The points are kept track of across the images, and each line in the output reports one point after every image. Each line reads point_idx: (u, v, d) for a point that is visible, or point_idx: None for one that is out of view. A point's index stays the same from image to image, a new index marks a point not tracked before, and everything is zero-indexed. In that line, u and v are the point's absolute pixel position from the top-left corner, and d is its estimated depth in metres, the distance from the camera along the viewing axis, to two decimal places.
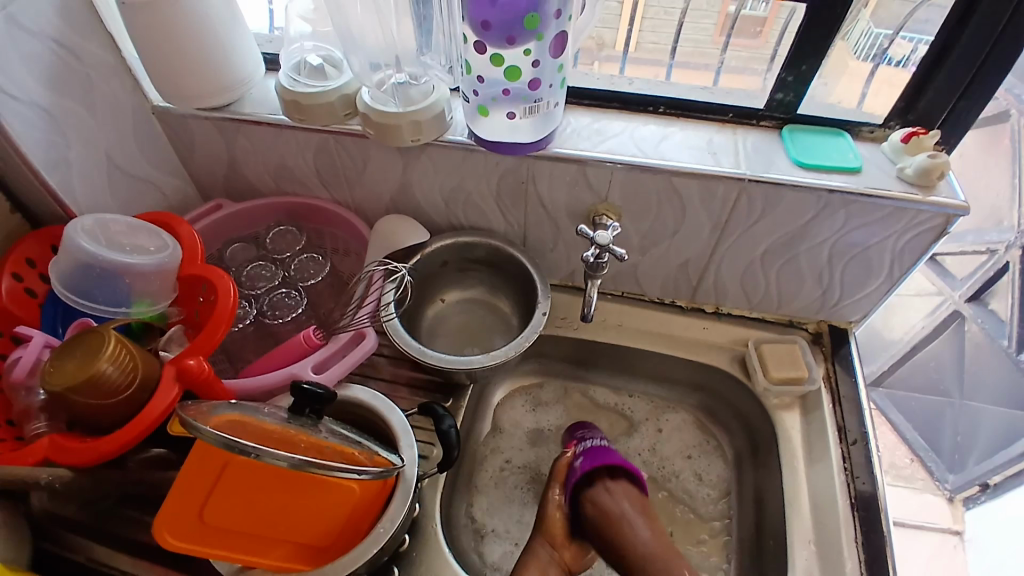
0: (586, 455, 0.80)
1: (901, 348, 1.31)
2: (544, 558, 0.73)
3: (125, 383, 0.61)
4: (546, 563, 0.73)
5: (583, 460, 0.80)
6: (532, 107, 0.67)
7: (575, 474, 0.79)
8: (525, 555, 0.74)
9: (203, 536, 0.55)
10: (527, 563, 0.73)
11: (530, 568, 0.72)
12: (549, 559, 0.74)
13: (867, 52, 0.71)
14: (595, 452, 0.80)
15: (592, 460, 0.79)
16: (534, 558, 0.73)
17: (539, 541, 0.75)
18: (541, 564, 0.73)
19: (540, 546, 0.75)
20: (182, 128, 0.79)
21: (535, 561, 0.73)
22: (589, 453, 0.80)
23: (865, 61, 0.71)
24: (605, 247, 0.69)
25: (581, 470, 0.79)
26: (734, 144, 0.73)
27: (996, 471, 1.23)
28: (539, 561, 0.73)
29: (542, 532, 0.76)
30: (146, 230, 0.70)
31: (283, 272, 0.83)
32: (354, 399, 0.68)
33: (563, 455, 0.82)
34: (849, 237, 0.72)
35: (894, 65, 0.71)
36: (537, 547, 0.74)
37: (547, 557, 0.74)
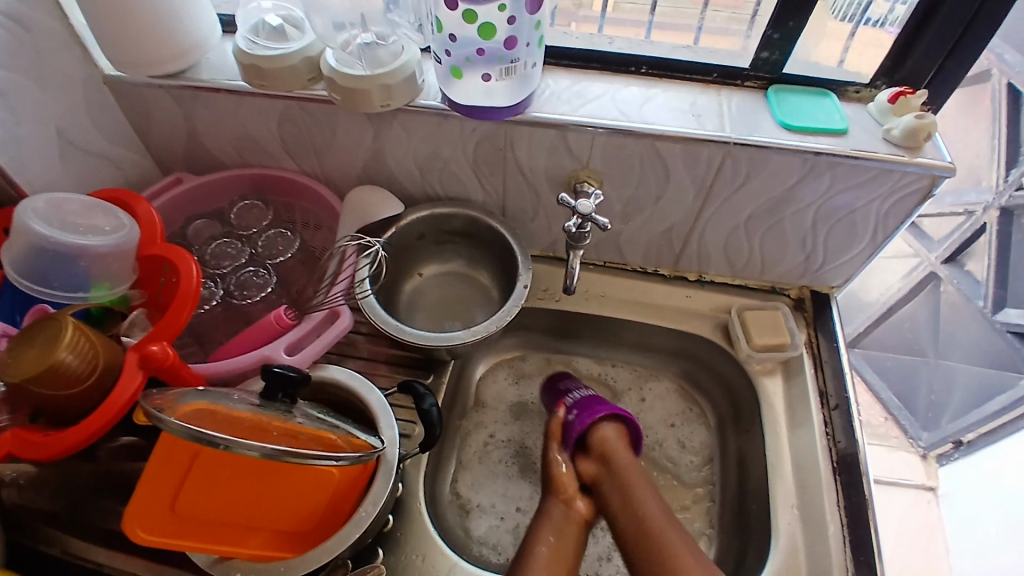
0: (578, 408, 0.77)
1: (878, 308, 1.32)
2: (558, 517, 0.69)
3: (87, 372, 0.58)
4: (562, 523, 0.69)
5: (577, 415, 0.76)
6: (509, 69, 0.63)
7: (573, 428, 0.75)
8: (539, 517, 0.70)
9: (177, 530, 0.53)
10: (541, 527, 0.68)
11: (544, 530, 0.68)
12: (565, 517, 0.69)
13: (845, 12, 0.69)
14: (586, 403, 0.77)
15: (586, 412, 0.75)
16: (549, 519, 0.69)
17: (551, 501, 0.71)
18: (558, 525, 0.69)
19: (553, 506, 0.70)
20: (136, 98, 0.74)
21: (550, 522, 0.69)
22: (582, 406, 0.77)
23: (843, 22, 0.69)
24: (587, 217, 0.67)
25: (578, 424, 0.75)
26: (719, 105, 0.71)
27: (969, 429, 1.26)
28: (552, 519, 0.69)
29: (553, 490, 0.72)
30: (103, 209, 0.65)
31: (250, 249, 0.79)
32: (330, 379, 0.66)
33: (556, 414, 0.78)
34: (834, 201, 0.71)
35: (872, 25, 0.69)
36: (550, 506, 0.70)
37: (562, 516, 0.69)
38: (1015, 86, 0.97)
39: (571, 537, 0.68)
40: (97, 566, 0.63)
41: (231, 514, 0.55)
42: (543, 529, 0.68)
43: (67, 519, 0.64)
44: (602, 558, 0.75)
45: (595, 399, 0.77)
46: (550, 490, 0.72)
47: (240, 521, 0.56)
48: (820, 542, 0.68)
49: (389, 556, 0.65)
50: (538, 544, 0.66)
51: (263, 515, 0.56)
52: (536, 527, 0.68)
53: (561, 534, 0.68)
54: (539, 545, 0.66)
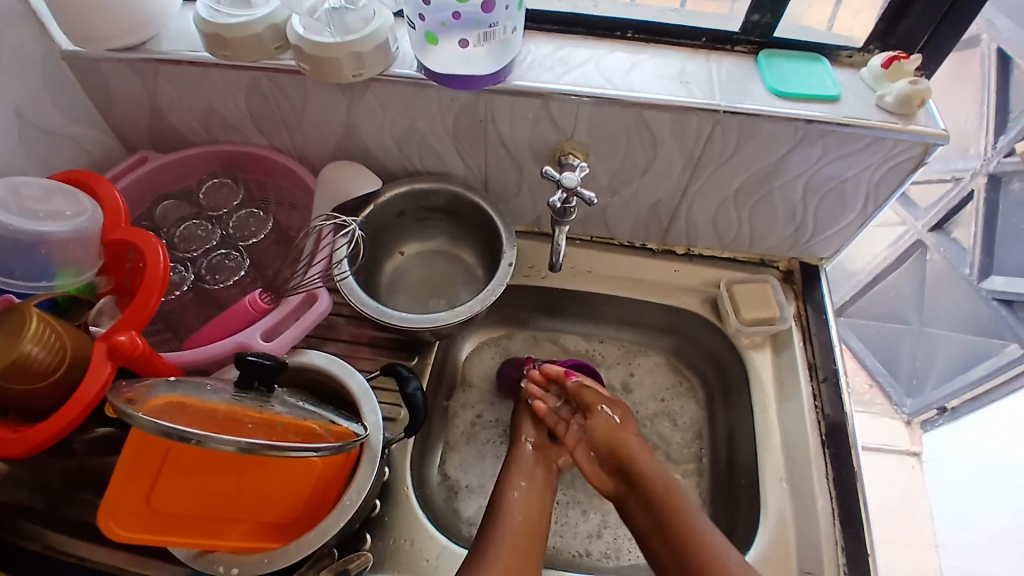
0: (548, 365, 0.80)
1: (862, 279, 1.32)
2: (527, 462, 0.70)
3: (55, 364, 0.55)
4: (531, 467, 0.69)
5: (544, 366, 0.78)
6: (487, 34, 0.60)
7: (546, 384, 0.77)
8: (508, 462, 0.70)
9: (155, 526, 0.51)
10: (512, 471, 0.69)
11: (515, 473, 0.68)
12: (534, 462, 0.70)
13: None
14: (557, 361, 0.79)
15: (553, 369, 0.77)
16: (518, 464, 0.70)
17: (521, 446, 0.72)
18: (527, 468, 0.69)
19: (522, 450, 0.71)
20: (96, 74, 0.69)
21: (520, 467, 0.69)
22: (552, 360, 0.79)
23: None
24: (573, 191, 0.64)
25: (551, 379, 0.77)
26: (708, 71, 0.68)
27: (954, 395, 1.27)
28: (523, 465, 0.70)
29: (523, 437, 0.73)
30: (63, 192, 0.62)
31: (221, 230, 0.76)
32: (311, 365, 0.64)
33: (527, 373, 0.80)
34: (826, 169, 0.69)
35: None
36: (520, 450, 0.71)
37: (531, 458, 0.70)
38: (1004, 51, 0.96)
39: (540, 479, 0.69)
40: (77, 561, 0.61)
41: (213, 506, 0.53)
42: (514, 473, 0.69)
43: (42, 514, 0.62)
44: (592, 535, 0.75)
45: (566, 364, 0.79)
46: (520, 437, 0.73)
47: (220, 513, 0.54)
48: (810, 515, 0.67)
49: (377, 541, 0.63)
50: (509, 487, 0.67)
51: (244, 505, 0.55)
52: (507, 472, 0.69)
53: (532, 477, 0.68)
54: (511, 491, 0.67)
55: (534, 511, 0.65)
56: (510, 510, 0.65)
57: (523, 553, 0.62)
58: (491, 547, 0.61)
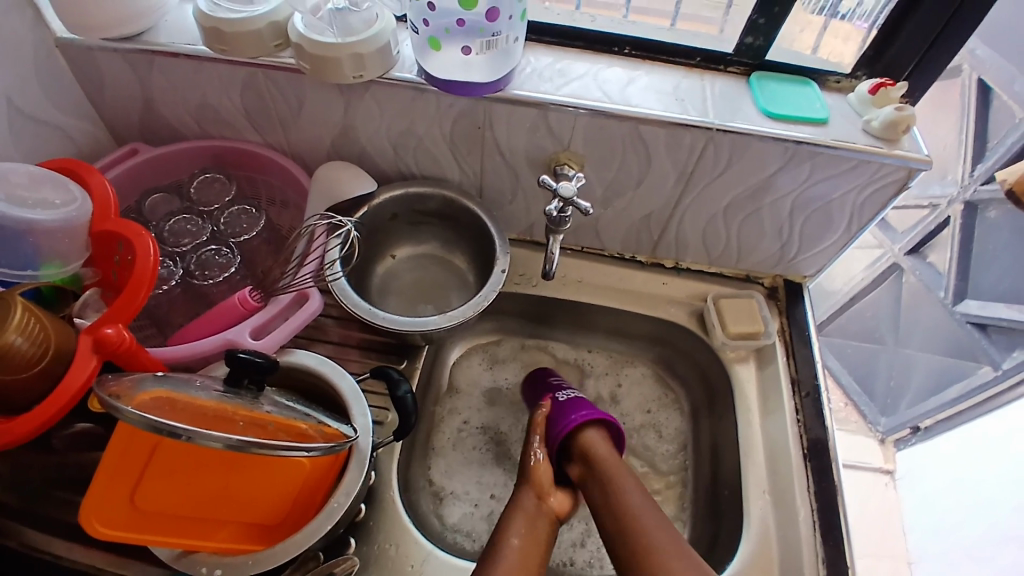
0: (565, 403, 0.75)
1: (840, 299, 1.36)
2: (529, 508, 0.66)
3: (38, 355, 0.54)
4: (534, 514, 0.66)
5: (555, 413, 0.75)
6: (490, 42, 0.61)
7: (554, 425, 0.74)
8: (509, 508, 0.66)
9: (138, 523, 0.50)
10: (513, 515, 0.65)
11: (515, 521, 0.64)
12: (536, 509, 0.66)
13: (818, 4, 0.68)
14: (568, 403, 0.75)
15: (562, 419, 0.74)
16: (520, 509, 0.66)
17: (523, 492, 0.68)
18: (529, 517, 0.65)
19: (525, 497, 0.67)
20: (90, 64, 0.69)
21: (521, 513, 0.65)
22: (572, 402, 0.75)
23: (814, 13, 0.69)
24: (570, 200, 0.65)
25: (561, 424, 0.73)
26: (702, 89, 0.70)
27: (927, 415, 1.31)
28: (524, 510, 0.66)
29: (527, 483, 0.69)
30: (52, 181, 0.61)
31: (212, 226, 0.75)
32: (301, 366, 0.63)
33: (540, 408, 0.76)
34: (812, 190, 0.71)
35: (841, 18, 0.70)
36: (521, 497, 0.67)
37: (533, 508, 0.66)
38: (985, 82, 0.99)
39: (541, 530, 0.65)
40: (52, 558, 0.59)
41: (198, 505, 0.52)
42: (515, 518, 0.65)
43: (17, 511, 0.60)
44: (576, 544, 0.75)
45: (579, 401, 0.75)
46: (525, 483, 0.69)
47: (205, 511, 0.53)
48: (791, 527, 0.68)
49: (362, 546, 0.63)
50: (509, 533, 0.63)
51: (229, 506, 0.54)
52: (507, 520, 0.65)
53: (532, 527, 0.64)
54: (511, 536, 0.63)
55: (533, 562, 0.61)
56: (506, 557, 0.60)
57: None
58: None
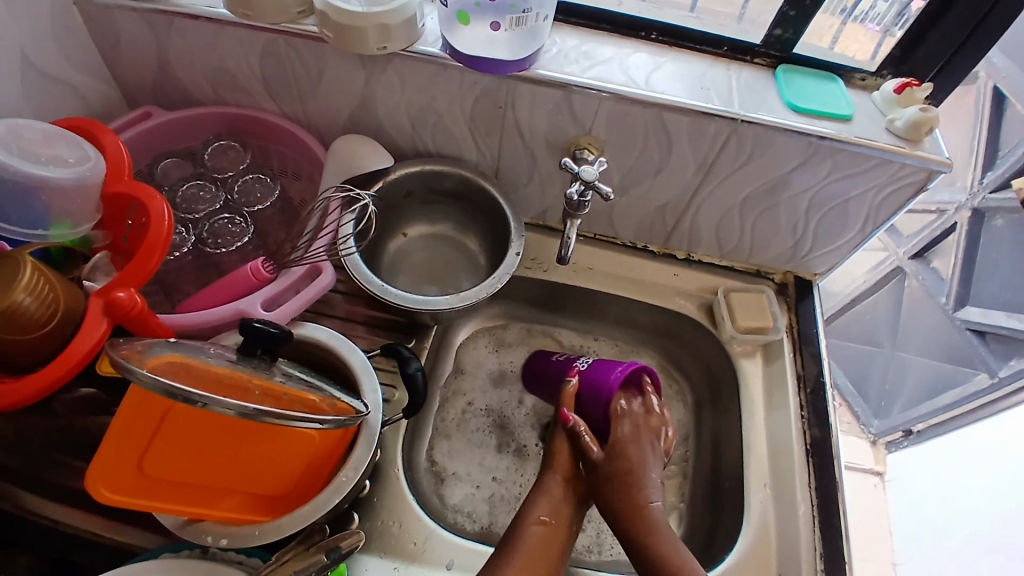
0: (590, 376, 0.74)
1: (840, 301, 1.38)
2: (555, 496, 0.66)
3: (45, 317, 0.53)
4: (559, 502, 0.65)
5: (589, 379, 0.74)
6: (519, 19, 0.61)
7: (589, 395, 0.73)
8: (535, 491, 0.66)
9: (145, 488, 0.50)
10: (537, 500, 0.65)
11: (541, 505, 0.65)
12: (561, 495, 0.66)
13: (835, 7, 0.68)
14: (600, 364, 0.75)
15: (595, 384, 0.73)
16: (547, 495, 0.65)
17: (551, 475, 0.68)
18: (554, 503, 0.65)
19: (551, 481, 0.67)
20: (106, 22, 0.67)
21: (546, 499, 0.65)
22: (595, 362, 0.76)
23: (831, 15, 0.69)
24: (590, 184, 0.64)
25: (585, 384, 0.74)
26: (727, 79, 0.69)
27: (921, 419, 1.32)
28: (550, 498, 0.65)
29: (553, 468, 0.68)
30: (65, 139, 0.59)
31: (225, 195, 0.74)
32: (311, 339, 0.62)
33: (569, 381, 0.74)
34: (830, 188, 0.70)
35: (856, 20, 0.69)
36: (547, 481, 0.67)
37: (559, 493, 0.66)
38: (1000, 90, 0.99)
39: (563, 520, 0.64)
40: (51, 523, 0.59)
41: (203, 473, 0.52)
42: (539, 504, 0.65)
43: (20, 471, 0.60)
44: (576, 528, 0.75)
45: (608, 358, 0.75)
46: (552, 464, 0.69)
47: (212, 481, 0.52)
48: (791, 521, 0.69)
49: (366, 522, 0.63)
50: (531, 519, 0.63)
51: (235, 476, 0.53)
52: (533, 501, 0.65)
53: (557, 513, 0.64)
54: (532, 522, 0.63)
55: (554, 547, 0.62)
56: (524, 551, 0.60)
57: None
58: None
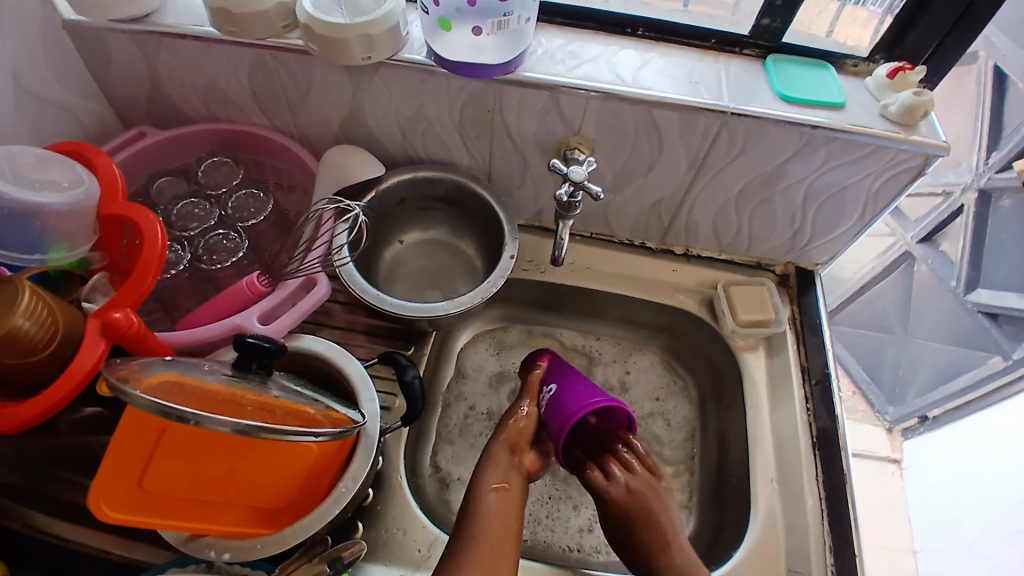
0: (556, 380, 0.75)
1: (850, 287, 1.33)
2: (504, 465, 0.68)
3: (46, 340, 0.54)
4: (507, 468, 0.68)
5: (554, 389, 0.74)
6: (501, 23, 0.62)
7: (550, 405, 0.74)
8: (483, 461, 0.69)
9: (146, 505, 0.50)
10: (487, 471, 0.67)
11: (490, 474, 0.67)
12: (511, 463, 0.69)
13: None
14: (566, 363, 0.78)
15: (558, 406, 0.73)
16: (494, 462, 0.68)
17: (498, 446, 0.70)
18: (503, 470, 0.68)
19: (500, 451, 0.70)
20: (97, 45, 0.68)
21: (496, 467, 0.68)
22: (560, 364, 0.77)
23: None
24: (579, 184, 0.64)
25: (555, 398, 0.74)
26: (716, 72, 0.68)
27: (936, 405, 1.30)
28: (499, 466, 0.68)
29: (502, 439, 0.71)
30: (58, 162, 0.60)
31: (219, 211, 0.74)
32: (308, 351, 0.63)
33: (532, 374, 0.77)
34: (826, 176, 0.69)
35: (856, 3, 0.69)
36: (496, 452, 0.69)
37: (509, 461, 0.69)
38: (1001, 70, 0.98)
39: (515, 485, 0.67)
40: (63, 542, 0.60)
41: (205, 489, 0.52)
42: (489, 473, 0.67)
43: (28, 491, 0.61)
44: (583, 530, 0.75)
45: (577, 378, 0.75)
46: (501, 437, 0.71)
47: (211, 496, 0.53)
48: (799, 516, 0.68)
49: (369, 530, 0.63)
50: (486, 487, 0.65)
51: (236, 490, 0.54)
52: (483, 470, 0.67)
53: (507, 481, 0.67)
54: (486, 490, 0.65)
55: (510, 514, 0.64)
56: (484, 515, 0.63)
57: (496, 551, 0.59)
58: (462, 547, 0.59)
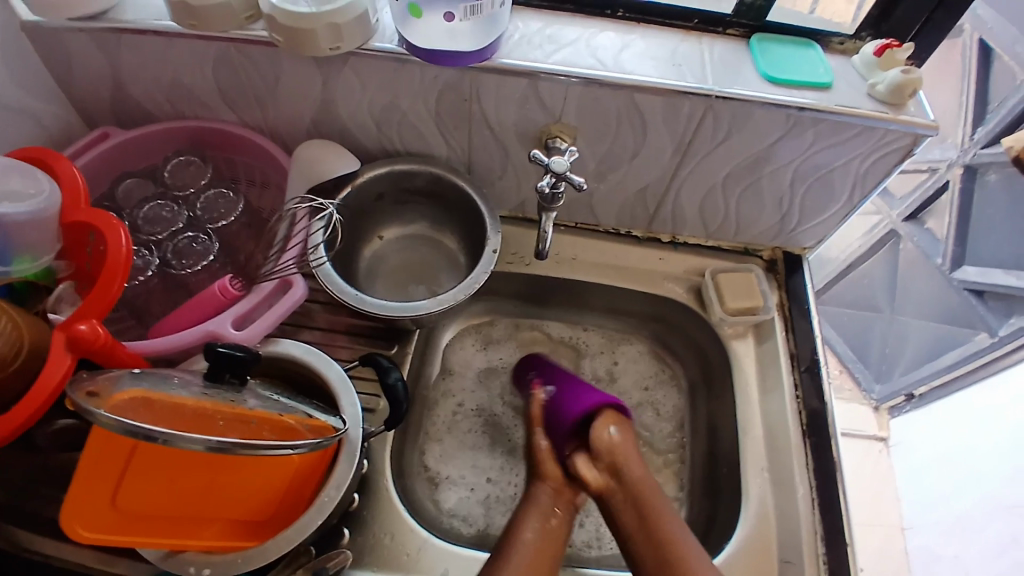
0: (555, 399, 0.74)
1: (836, 266, 1.34)
2: (545, 502, 0.66)
3: (11, 356, 0.52)
4: (549, 508, 0.65)
5: (556, 396, 0.74)
6: (474, 8, 0.59)
7: (550, 415, 0.73)
8: (524, 503, 0.66)
9: (119, 527, 0.48)
10: (527, 512, 0.65)
11: (529, 514, 0.64)
12: (552, 502, 0.66)
13: None
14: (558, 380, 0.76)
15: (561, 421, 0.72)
16: (535, 504, 0.65)
17: (538, 486, 0.67)
18: (543, 509, 0.65)
19: (539, 491, 0.67)
20: (55, 44, 0.64)
21: (536, 509, 0.65)
22: (559, 382, 0.76)
23: None
24: (562, 175, 0.62)
25: (554, 412, 0.73)
26: (700, 54, 0.66)
27: (923, 382, 1.31)
28: (540, 506, 0.65)
29: (542, 479, 0.68)
30: (19, 170, 0.57)
31: (188, 212, 0.72)
32: (287, 356, 0.61)
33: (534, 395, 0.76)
34: (814, 159, 0.68)
35: None
36: (536, 492, 0.67)
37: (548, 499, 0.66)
38: (987, 43, 0.96)
39: (560, 521, 0.65)
40: (44, 558, 0.58)
41: (182, 507, 0.51)
42: (529, 515, 0.64)
43: (5, 512, 0.58)
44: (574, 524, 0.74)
45: (571, 386, 0.75)
46: (540, 477, 0.68)
47: (188, 513, 0.51)
48: (791, 504, 0.68)
49: (357, 537, 0.62)
50: (526, 526, 0.63)
51: (214, 506, 0.52)
52: (521, 513, 0.65)
53: (548, 521, 0.64)
54: (526, 529, 0.62)
55: (547, 556, 0.61)
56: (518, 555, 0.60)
57: None
58: None
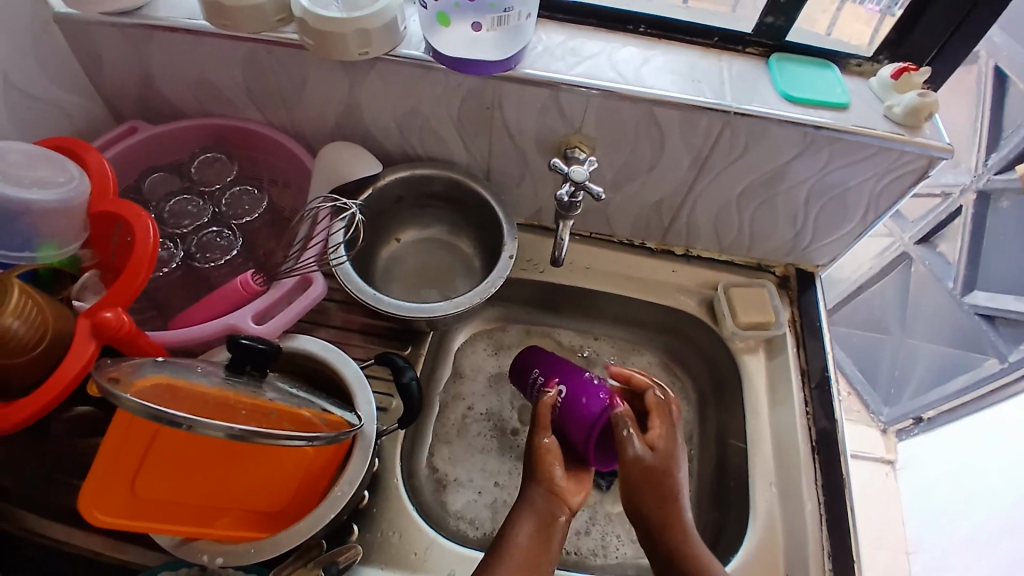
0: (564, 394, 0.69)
1: (848, 286, 1.33)
2: (540, 504, 0.61)
3: (36, 340, 0.53)
4: (543, 510, 0.60)
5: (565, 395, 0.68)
6: (501, 18, 0.60)
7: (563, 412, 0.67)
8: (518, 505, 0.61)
9: (136, 512, 0.49)
10: (520, 514, 0.60)
11: (522, 517, 0.60)
12: (547, 504, 0.61)
13: None
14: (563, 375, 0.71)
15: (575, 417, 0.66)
16: (528, 506, 0.61)
17: (533, 487, 0.62)
18: (538, 511, 0.60)
19: (534, 492, 0.62)
20: (87, 38, 0.66)
21: (531, 511, 0.60)
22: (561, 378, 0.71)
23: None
24: (581, 185, 0.63)
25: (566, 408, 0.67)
26: (719, 70, 0.67)
27: (931, 406, 1.30)
28: (533, 508, 0.60)
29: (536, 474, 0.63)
30: (47, 159, 0.58)
31: (213, 207, 0.73)
32: (304, 351, 0.62)
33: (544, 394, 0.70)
34: (830, 177, 0.69)
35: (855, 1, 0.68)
36: (531, 492, 0.62)
37: (543, 499, 0.61)
38: (1002, 70, 0.97)
39: (554, 524, 0.60)
40: (55, 543, 0.59)
41: (200, 494, 0.52)
42: (522, 519, 0.60)
43: (20, 494, 0.59)
44: (580, 532, 0.74)
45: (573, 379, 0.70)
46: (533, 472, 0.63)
47: (205, 501, 0.52)
48: (798, 520, 0.68)
49: (365, 533, 0.62)
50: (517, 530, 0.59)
51: (231, 494, 0.53)
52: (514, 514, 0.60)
53: (541, 527, 0.59)
54: (518, 533, 0.59)
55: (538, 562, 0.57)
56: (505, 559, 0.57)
57: None
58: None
